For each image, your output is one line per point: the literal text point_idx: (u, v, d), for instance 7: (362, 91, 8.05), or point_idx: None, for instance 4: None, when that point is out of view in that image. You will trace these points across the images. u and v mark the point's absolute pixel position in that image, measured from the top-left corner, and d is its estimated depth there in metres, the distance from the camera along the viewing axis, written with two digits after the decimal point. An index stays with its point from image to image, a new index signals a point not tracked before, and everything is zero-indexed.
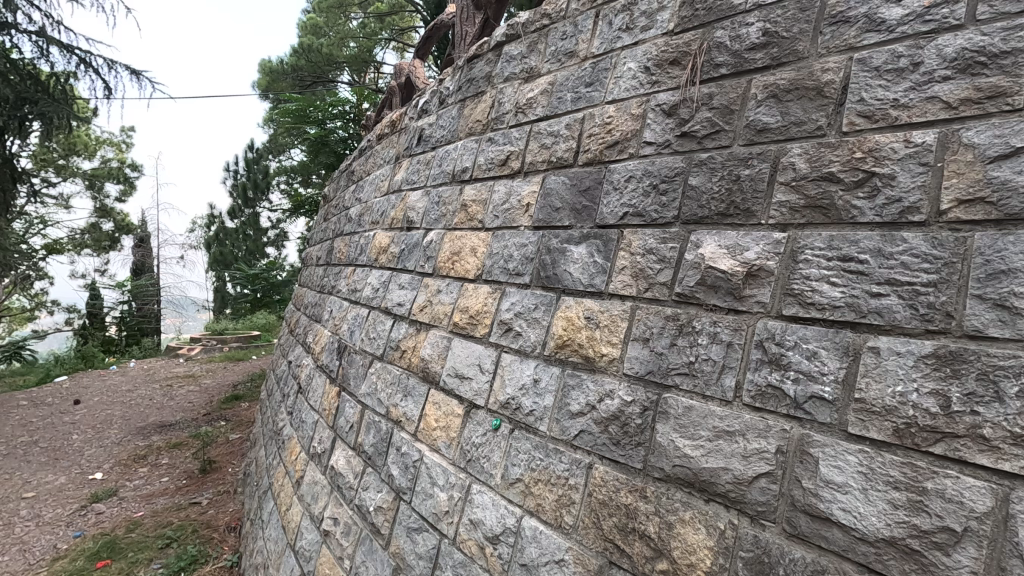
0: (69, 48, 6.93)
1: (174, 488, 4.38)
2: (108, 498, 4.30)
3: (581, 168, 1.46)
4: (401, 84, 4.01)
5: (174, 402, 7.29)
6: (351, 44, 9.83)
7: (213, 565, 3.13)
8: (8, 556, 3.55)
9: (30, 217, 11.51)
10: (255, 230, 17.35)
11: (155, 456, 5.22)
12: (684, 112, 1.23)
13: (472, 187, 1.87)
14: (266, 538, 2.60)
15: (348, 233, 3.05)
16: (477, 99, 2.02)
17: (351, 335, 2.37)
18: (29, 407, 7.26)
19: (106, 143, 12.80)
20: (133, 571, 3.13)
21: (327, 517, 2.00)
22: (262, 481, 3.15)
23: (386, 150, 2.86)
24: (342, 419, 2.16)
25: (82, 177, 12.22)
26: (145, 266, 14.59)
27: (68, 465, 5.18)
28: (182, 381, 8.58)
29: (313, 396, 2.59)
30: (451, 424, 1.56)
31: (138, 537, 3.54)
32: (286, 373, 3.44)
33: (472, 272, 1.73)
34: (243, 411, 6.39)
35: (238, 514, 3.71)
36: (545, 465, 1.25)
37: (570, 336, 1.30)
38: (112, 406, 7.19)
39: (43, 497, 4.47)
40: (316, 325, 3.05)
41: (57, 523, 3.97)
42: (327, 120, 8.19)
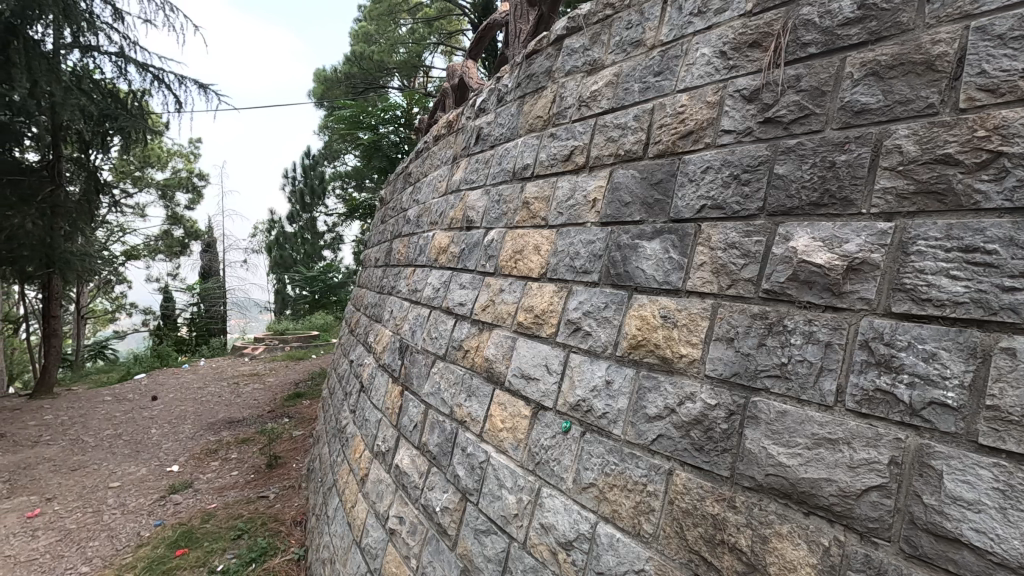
0: (144, 66, 7.42)
1: (243, 482, 4.57)
2: (184, 490, 4.55)
3: (651, 160, 1.40)
4: (454, 86, 4.05)
5: (242, 399, 7.64)
6: (401, 49, 9.99)
7: (282, 557, 3.23)
8: (98, 542, 3.80)
9: (112, 226, 12.42)
10: (312, 233, 18.05)
11: (225, 450, 5.48)
12: (767, 96, 1.16)
13: (534, 184, 1.84)
14: (332, 534, 2.65)
15: (407, 234, 3.08)
16: (538, 95, 1.98)
17: (413, 334, 2.39)
18: (113, 402, 7.79)
19: (176, 155, 13.65)
20: (208, 561, 3.28)
21: (392, 516, 2.01)
22: (326, 478, 3.23)
23: (443, 151, 2.87)
24: (406, 418, 2.17)
25: (155, 187, 13.04)
26: (212, 270, 15.43)
27: (148, 458, 5.51)
28: (248, 378, 9.02)
29: (376, 396, 2.63)
30: (519, 425, 1.53)
31: (212, 528, 3.71)
32: (347, 372, 3.53)
33: (536, 271, 1.69)
34: (305, 409, 6.63)
35: (303, 509, 3.82)
36: (620, 470, 1.20)
37: (645, 336, 1.25)
38: (186, 403, 7.61)
39: (127, 487, 4.78)
40: (377, 325, 3.09)
41: (139, 512, 4.22)
42: (379, 125, 8.39)
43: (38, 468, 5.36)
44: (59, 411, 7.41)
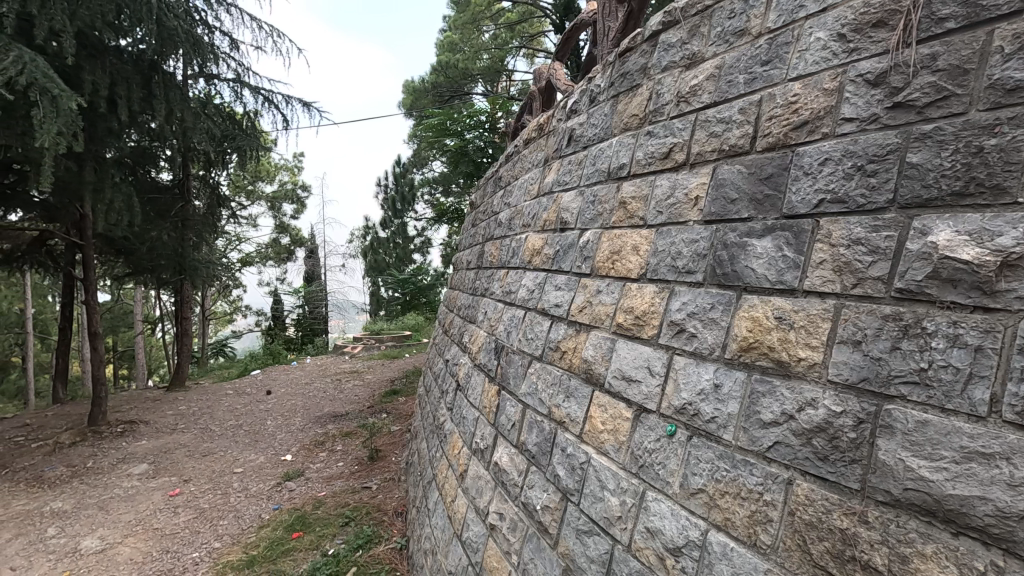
0: (257, 89, 8.15)
1: (348, 473, 4.88)
2: (297, 477, 4.94)
3: (760, 154, 1.33)
4: (541, 88, 4.09)
5: (344, 395, 8.17)
6: (484, 56, 10.23)
7: (386, 545, 3.41)
8: (227, 521, 4.22)
9: (230, 236, 13.78)
10: (403, 238, 18.93)
11: (331, 442, 5.88)
12: (896, 79, 1.07)
13: (630, 184, 1.82)
14: (432, 526, 2.77)
15: (499, 237, 3.14)
16: (632, 94, 1.96)
17: (508, 335, 2.44)
18: (234, 395, 8.63)
19: (283, 169, 14.86)
20: (321, 545, 3.54)
21: (492, 512, 2.07)
22: (425, 473, 3.38)
23: (534, 154, 2.90)
24: (504, 417, 2.22)
25: (265, 199, 14.28)
26: (315, 274, 16.63)
27: (265, 447, 6.04)
28: (349, 376, 9.63)
29: (472, 394, 2.71)
30: (620, 427, 1.52)
31: (322, 514, 4.00)
32: (442, 371, 3.67)
33: (634, 272, 1.67)
34: (402, 405, 6.95)
35: (403, 501, 4.01)
36: (733, 477, 1.16)
37: (757, 339, 1.20)
38: (296, 397, 8.26)
39: (249, 472, 5.28)
40: (471, 326, 3.19)
41: (260, 496, 4.65)
42: (465, 131, 8.62)
43: (176, 452, 6.05)
44: (191, 402, 8.31)
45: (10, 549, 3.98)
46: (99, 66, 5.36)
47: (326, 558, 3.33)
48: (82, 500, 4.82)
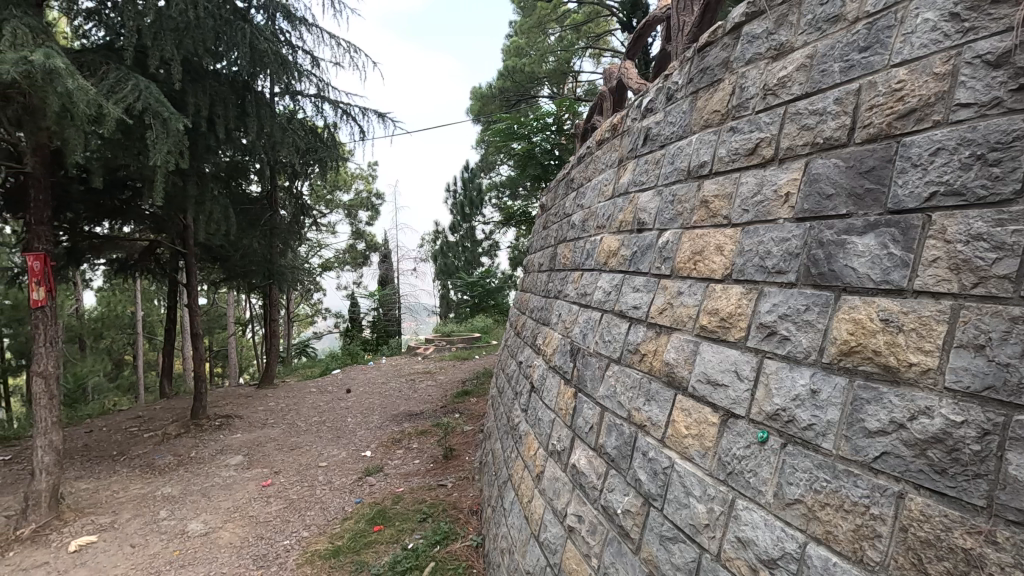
0: (336, 103, 8.59)
1: (424, 470, 5.04)
2: (377, 473, 5.15)
3: (859, 146, 1.26)
4: (611, 89, 4.09)
5: (417, 395, 8.44)
6: (550, 58, 10.25)
7: (462, 543, 3.49)
8: (314, 512, 4.48)
9: (312, 243, 14.65)
10: (472, 242, 19.29)
11: (407, 440, 6.09)
12: (1022, 58, 0.97)
13: (712, 182, 1.76)
14: (509, 525, 2.80)
15: (572, 239, 3.14)
16: (713, 89, 1.90)
17: (584, 337, 2.44)
18: (317, 393, 9.13)
19: (359, 178, 15.60)
20: (400, 538, 3.68)
21: (570, 514, 2.08)
22: (500, 472, 3.43)
23: (607, 155, 2.88)
24: (581, 419, 2.22)
25: (342, 208, 15.04)
26: (388, 278, 17.31)
27: (346, 443, 6.34)
28: (422, 376, 9.95)
29: (548, 396, 2.72)
30: (706, 433, 1.47)
31: (401, 509, 4.15)
32: (516, 373, 3.71)
33: (719, 272, 1.62)
34: (473, 405, 7.10)
35: (478, 499, 4.09)
36: (833, 488, 1.10)
37: (860, 342, 1.13)
38: (373, 396, 8.63)
39: (332, 466, 5.57)
40: (544, 328, 3.20)
41: (343, 489, 4.89)
42: (532, 134, 8.69)
43: (267, 445, 6.48)
44: (279, 399, 8.88)
45: (130, 528, 4.43)
46: (201, 89, 5.86)
47: (406, 551, 3.46)
48: (187, 486, 5.27)
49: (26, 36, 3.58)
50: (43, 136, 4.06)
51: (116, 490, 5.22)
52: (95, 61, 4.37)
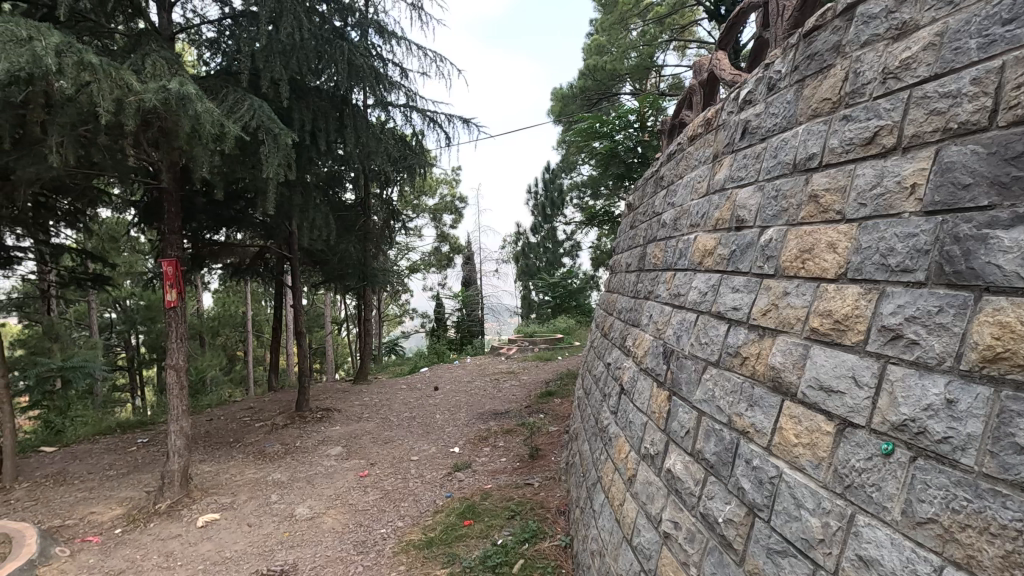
0: (424, 111, 8.92)
1: (511, 468, 5.12)
2: (466, 469, 5.30)
3: (1003, 130, 1.13)
4: (702, 82, 3.94)
5: (501, 394, 8.58)
6: (633, 54, 10.05)
7: (550, 542, 3.50)
8: (407, 503, 4.69)
9: (400, 246, 15.36)
10: (553, 242, 19.32)
11: (494, 437, 6.22)
12: None
13: (822, 175, 1.65)
14: (599, 528, 2.78)
15: (663, 239, 3.06)
16: (822, 76, 1.78)
17: (678, 339, 2.37)
18: (407, 390, 9.55)
19: (443, 182, 16.15)
20: (490, 534, 3.77)
21: (666, 519, 2.03)
22: (588, 473, 3.41)
23: (701, 151, 2.78)
24: (676, 423, 2.16)
25: (428, 212, 15.63)
26: (472, 279, 17.76)
27: (436, 439, 6.58)
28: (505, 375, 10.11)
29: (639, 399, 2.67)
30: (820, 442, 1.39)
31: (490, 506, 4.24)
32: (604, 374, 3.68)
33: (831, 271, 1.52)
34: (557, 406, 7.11)
35: (565, 500, 4.09)
36: (976, 509, 1.00)
37: (1009, 348, 1.01)
38: (459, 394, 8.89)
39: (423, 460, 5.81)
40: (634, 330, 3.15)
41: (434, 483, 5.08)
42: (614, 133, 8.58)
43: (363, 438, 6.86)
44: (373, 394, 9.37)
45: (246, 509, 4.86)
46: (305, 106, 6.32)
47: (495, 547, 3.53)
48: (294, 473, 5.70)
49: (162, 66, 4.03)
50: (175, 155, 4.54)
51: (234, 473, 5.75)
52: (217, 85, 4.83)
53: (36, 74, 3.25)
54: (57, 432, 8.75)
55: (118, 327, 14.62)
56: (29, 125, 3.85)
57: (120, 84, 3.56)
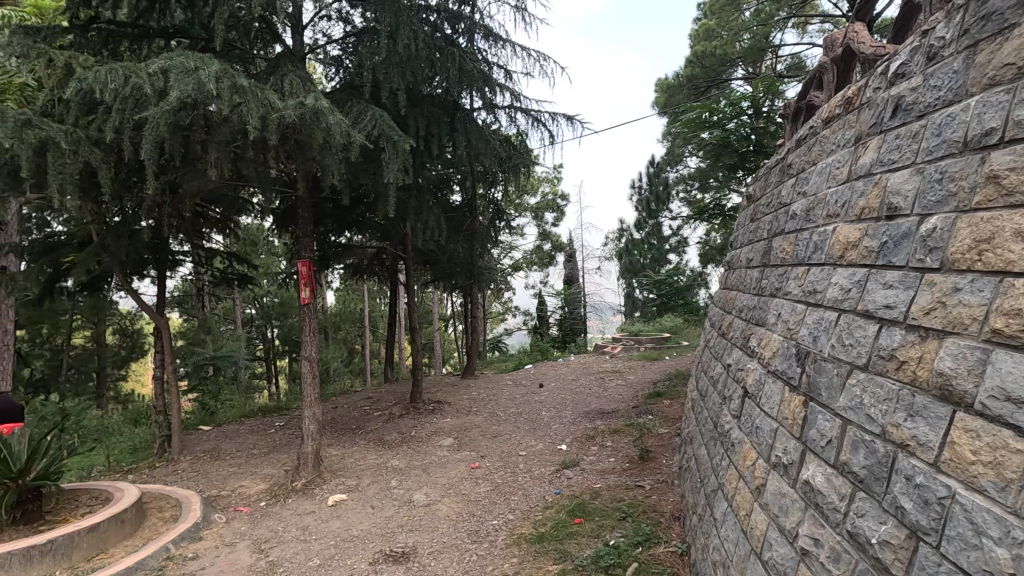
0: (528, 111, 9.00)
1: (621, 468, 5.03)
2: (574, 467, 5.29)
3: None
4: (836, 58, 3.56)
5: (608, 393, 8.47)
6: (745, 36, 9.46)
7: (665, 547, 3.39)
8: (517, 497, 4.78)
9: (503, 245, 15.75)
10: (658, 238, 18.73)
11: (602, 436, 6.16)
12: None
13: (1004, 153, 1.43)
14: (723, 538, 2.63)
15: (793, 232, 2.82)
16: (1001, 37, 1.53)
17: (814, 340, 2.18)
18: (513, 386, 9.74)
19: (545, 181, 16.27)
20: (601, 534, 3.72)
21: (803, 535, 1.88)
22: (707, 480, 3.25)
23: (839, 134, 2.54)
24: (814, 430, 1.99)
25: (530, 211, 15.83)
26: (574, 277, 17.73)
27: (543, 435, 6.64)
28: (611, 374, 9.97)
29: (768, 404, 2.49)
30: (1007, 461, 1.20)
31: (600, 505, 4.19)
32: (722, 376, 3.48)
33: (1019, 264, 1.31)
34: (667, 407, 6.88)
35: (680, 505, 3.93)
36: None
37: None
38: (564, 392, 8.91)
39: (532, 456, 5.88)
40: (760, 329, 2.94)
41: (543, 479, 5.12)
42: (725, 121, 8.15)
43: (473, 431, 7.09)
44: (480, 389, 9.67)
45: (370, 492, 5.23)
46: (418, 112, 6.63)
47: (608, 547, 3.48)
48: (411, 461, 6.04)
49: (297, 84, 4.43)
50: (308, 165, 4.98)
51: (358, 458, 6.21)
52: (343, 98, 5.22)
53: (199, 99, 3.72)
54: (211, 413, 9.98)
55: (257, 322, 16.38)
56: (192, 145, 4.42)
57: (264, 103, 3.97)
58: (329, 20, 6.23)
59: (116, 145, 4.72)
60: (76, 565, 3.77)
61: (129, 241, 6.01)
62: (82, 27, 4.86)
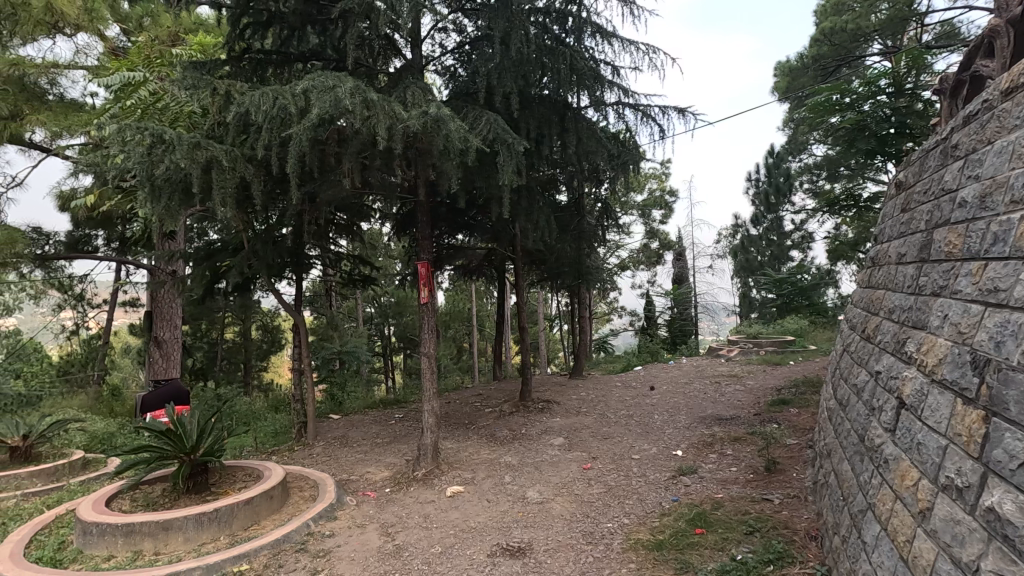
0: (637, 106, 8.77)
1: (745, 479, 4.72)
2: (692, 474, 5.07)
3: None
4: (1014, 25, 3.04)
5: (726, 399, 8.00)
6: (883, 7, 8.53)
7: (801, 568, 3.12)
8: (632, 501, 4.67)
9: (610, 244, 15.51)
10: (778, 234, 17.38)
11: (721, 444, 5.84)
12: None
13: None
14: (876, 565, 2.37)
15: (962, 222, 2.47)
16: None
17: (998, 347, 1.88)
18: (623, 388, 9.52)
19: (652, 177, 15.78)
20: (726, 547, 3.51)
21: (987, 571, 1.63)
22: (852, 498, 2.94)
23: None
24: (1000, 452, 1.72)
25: (636, 209, 15.43)
26: (683, 276, 17.05)
27: (656, 439, 6.43)
28: (728, 379, 9.41)
29: (932, 417, 2.20)
30: None
31: (723, 517, 3.96)
32: (870, 385, 3.13)
33: None
34: (795, 416, 6.35)
35: (817, 524, 3.61)
36: None
37: None
38: (677, 395, 8.55)
39: (646, 460, 5.73)
40: (919, 333, 2.61)
41: (659, 485, 4.96)
42: (859, 102, 7.37)
43: (583, 432, 7.04)
44: (588, 390, 9.59)
45: (485, 485, 5.38)
46: (529, 114, 6.72)
47: (734, 562, 3.28)
48: (523, 458, 6.13)
49: (419, 95, 4.67)
50: (427, 171, 5.23)
51: (471, 452, 6.41)
52: (460, 106, 5.42)
53: (335, 115, 4.06)
54: (338, 403, 10.86)
55: (376, 320, 17.57)
56: (328, 158, 4.83)
57: (390, 114, 4.23)
58: (444, 32, 6.52)
59: (264, 161, 5.29)
60: (235, 532, 4.28)
61: (274, 246, 6.72)
62: (237, 57, 5.51)
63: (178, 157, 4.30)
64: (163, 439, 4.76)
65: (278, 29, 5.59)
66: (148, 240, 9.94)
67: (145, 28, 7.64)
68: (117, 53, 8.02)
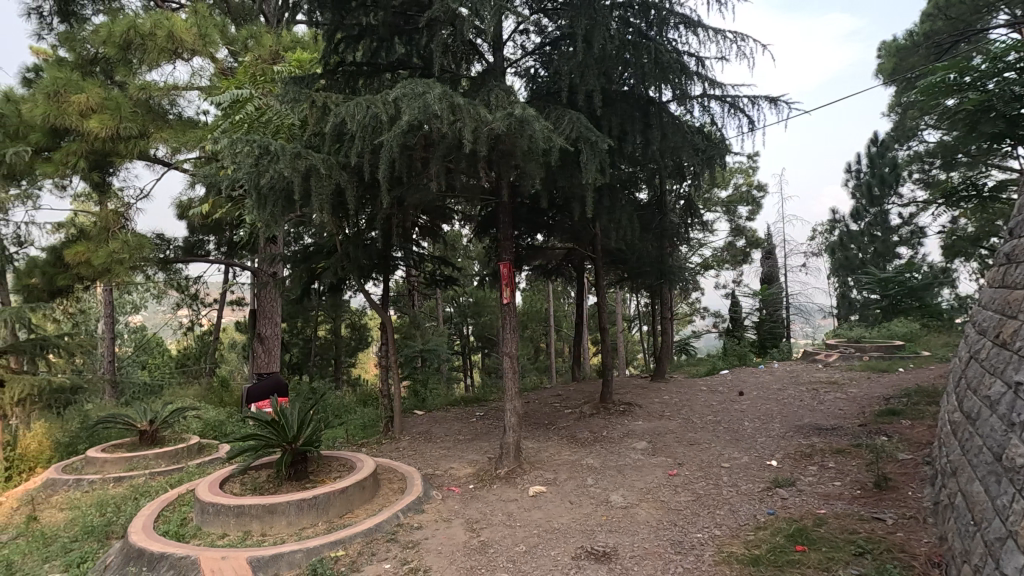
0: (723, 98, 8.37)
1: (850, 495, 4.36)
2: (789, 486, 4.76)
3: None
4: None
5: (825, 407, 7.44)
6: None
7: None
8: (723, 512, 4.46)
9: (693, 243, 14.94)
10: (883, 230, 15.91)
11: (821, 456, 5.44)
12: None
13: None
14: None
15: None
16: None
17: None
18: (709, 392, 9.12)
19: (738, 172, 15.03)
20: (832, 568, 3.26)
21: None
22: (985, 524, 2.63)
23: None
24: None
25: (721, 205, 14.75)
26: (773, 276, 16.11)
27: (747, 447, 6.11)
28: (827, 386, 8.76)
29: None
30: None
31: (827, 535, 3.68)
32: (1007, 398, 2.78)
33: None
34: (908, 428, 5.79)
35: (939, 550, 3.26)
36: None
37: None
38: (770, 402, 8.07)
39: (737, 469, 5.45)
40: None
41: (752, 496, 4.70)
42: (983, 80, 6.55)
43: (667, 436, 6.82)
44: (672, 393, 9.28)
45: (567, 487, 5.35)
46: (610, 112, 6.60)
47: None
48: (605, 461, 6.03)
49: (503, 97, 4.72)
50: (510, 172, 5.28)
51: (553, 453, 6.40)
52: (542, 106, 5.42)
53: (424, 120, 4.19)
54: (422, 399, 11.24)
55: (456, 319, 18.02)
56: (416, 163, 5.00)
57: (477, 118, 4.30)
58: (524, 34, 6.56)
59: (357, 168, 5.56)
60: (332, 519, 4.53)
61: (364, 249, 7.05)
62: (331, 71, 5.84)
63: (281, 167, 4.63)
64: (267, 428, 5.13)
65: (368, 41, 5.87)
66: (252, 244, 10.78)
67: (250, 49, 8.30)
68: (226, 73, 8.76)
